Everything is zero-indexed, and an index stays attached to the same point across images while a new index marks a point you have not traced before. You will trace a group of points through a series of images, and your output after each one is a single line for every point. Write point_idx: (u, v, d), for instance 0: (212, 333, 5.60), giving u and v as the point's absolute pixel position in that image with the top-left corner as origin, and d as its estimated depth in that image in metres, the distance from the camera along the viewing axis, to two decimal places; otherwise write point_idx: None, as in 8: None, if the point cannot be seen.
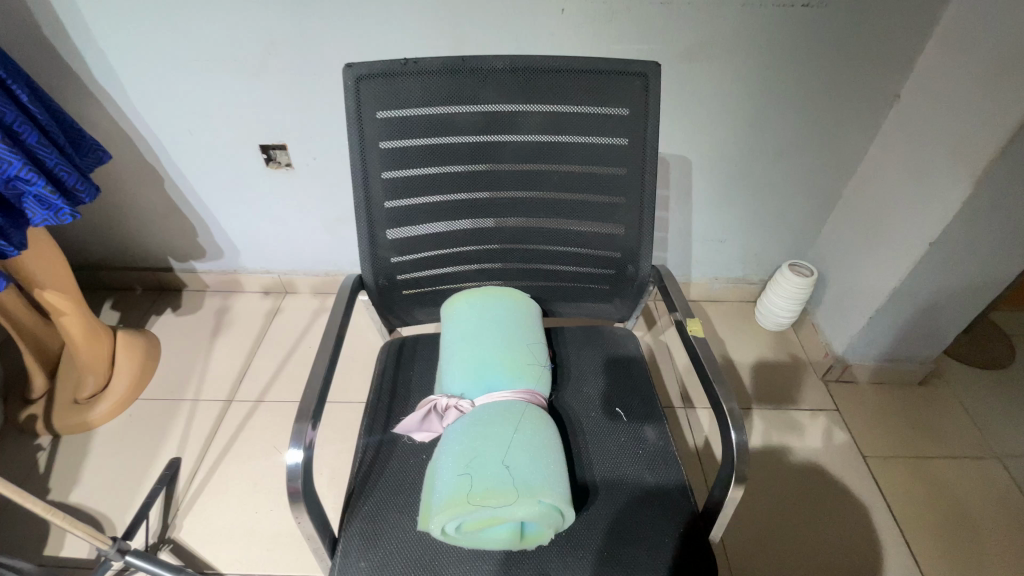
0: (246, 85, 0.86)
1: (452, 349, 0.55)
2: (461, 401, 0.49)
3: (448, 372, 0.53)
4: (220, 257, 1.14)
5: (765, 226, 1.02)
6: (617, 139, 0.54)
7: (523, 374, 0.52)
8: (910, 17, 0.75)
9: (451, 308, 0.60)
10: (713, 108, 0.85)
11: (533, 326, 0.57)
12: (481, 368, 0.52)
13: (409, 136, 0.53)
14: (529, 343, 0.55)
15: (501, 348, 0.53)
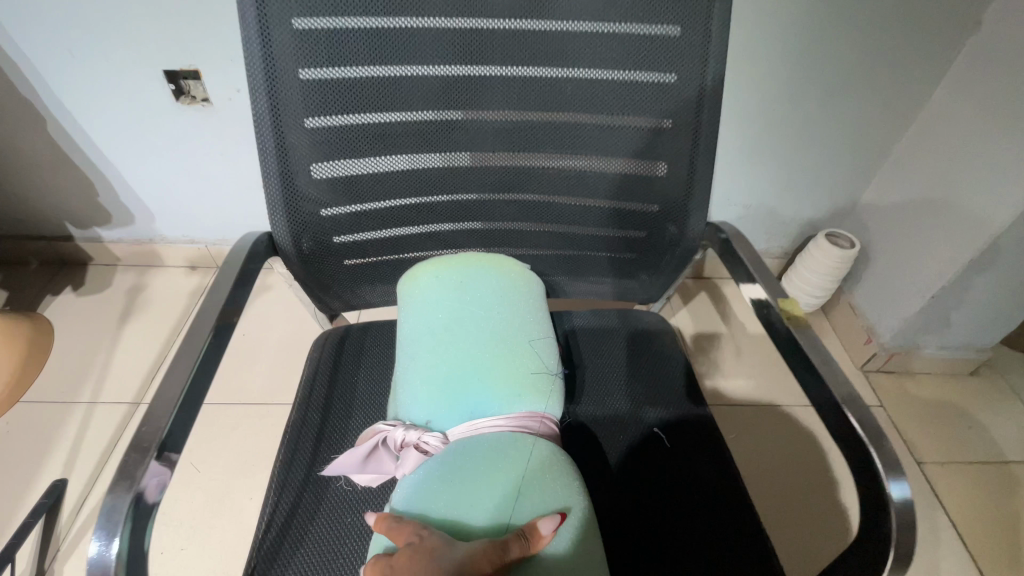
0: None
1: (413, 347, 0.38)
2: (426, 434, 0.34)
3: (406, 383, 0.37)
4: (131, 223, 0.92)
5: (796, 189, 0.85)
6: (667, 29, 0.36)
7: (522, 391, 0.36)
8: None
9: (407, 278, 0.42)
10: (753, 34, 0.67)
11: (531, 314, 0.40)
12: (461, 385, 0.36)
13: (339, 9, 0.33)
14: (529, 341, 0.38)
15: (491, 356, 0.37)
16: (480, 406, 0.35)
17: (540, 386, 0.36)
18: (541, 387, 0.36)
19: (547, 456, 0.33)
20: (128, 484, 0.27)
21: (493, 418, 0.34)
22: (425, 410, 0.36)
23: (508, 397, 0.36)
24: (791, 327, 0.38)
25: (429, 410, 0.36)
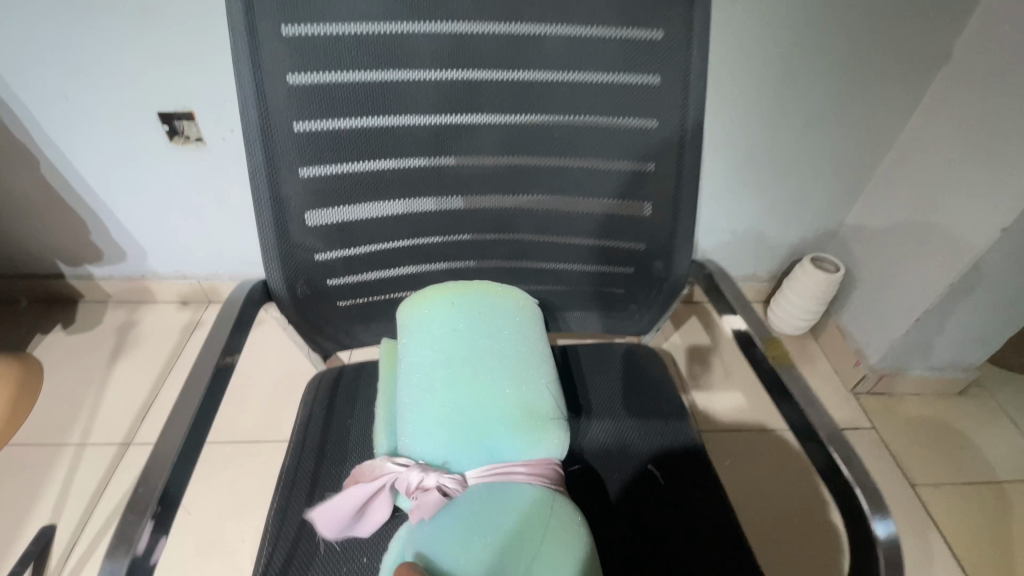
0: (136, 34, 0.65)
1: (429, 381, 0.37)
2: (450, 479, 0.34)
3: (412, 418, 0.37)
4: (123, 259, 0.92)
5: (782, 215, 0.87)
6: (648, 79, 0.37)
7: (534, 437, 0.36)
8: None
9: (420, 303, 0.41)
10: (732, 70, 0.70)
11: (551, 359, 0.40)
12: (476, 428, 0.36)
13: (333, 66, 0.34)
14: (546, 387, 0.39)
15: (510, 400, 0.37)
16: (493, 449, 0.36)
17: (554, 433, 0.37)
18: (555, 433, 0.37)
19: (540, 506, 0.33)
20: (125, 549, 0.27)
21: (510, 467, 0.35)
22: (434, 451, 0.36)
23: (521, 442, 0.36)
24: (776, 365, 0.38)
25: (439, 452, 0.36)
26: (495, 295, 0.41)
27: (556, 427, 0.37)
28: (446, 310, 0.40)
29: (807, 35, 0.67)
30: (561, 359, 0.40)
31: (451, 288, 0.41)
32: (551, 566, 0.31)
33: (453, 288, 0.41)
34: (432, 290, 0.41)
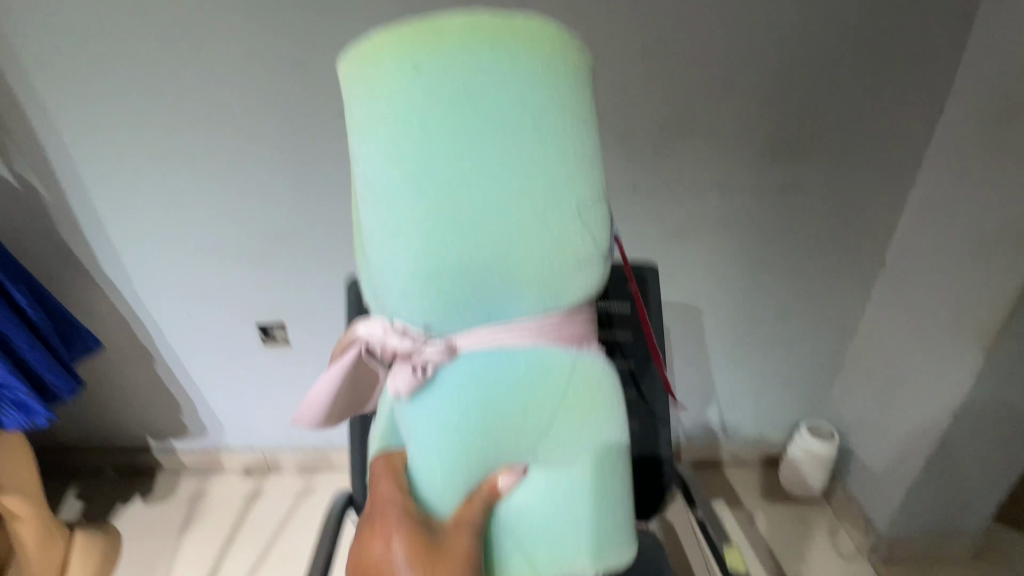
0: (248, 271, 0.87)
1: (401, 153, 0.33)
2: (429, 344, 0.35)
3: (389, 211, 0.34)
4: (202, 434, 1.07)
5: (775, 386, 0.98)
6: (619, 338, 0.60)
7: (531, 245, 0.34)
8: (883, 195, 0.80)
9: (384, 61, 0.33)
10: (708, 280, 0.87)
11: (546, 122, 0.34)
12: (465, 261, 0.34)
13: None
14: (541, 173, 0.34)
15: (503, 249, 0.34)
16: (492, 301, 0.35)
17: (552, 250, 0.35)
18: (555, 281, 0.35)
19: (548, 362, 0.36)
20: None
21: (512, 319, 0.36)
22: (421, 266, 0.34)
23: (515, 254, 0.34)
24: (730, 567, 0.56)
25: (427, 266, 0.34)
26: (476, 43, 0.33)
27: (558, 275, 0.35)
28: (414, 70, 0.32)
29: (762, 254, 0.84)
30: (562, 137, 0.34)
31: (413, 39, 0.33)
32: (563, 424, 0.36)
33: (423, 48, 0.33)
34: (395, 37, 0.33)
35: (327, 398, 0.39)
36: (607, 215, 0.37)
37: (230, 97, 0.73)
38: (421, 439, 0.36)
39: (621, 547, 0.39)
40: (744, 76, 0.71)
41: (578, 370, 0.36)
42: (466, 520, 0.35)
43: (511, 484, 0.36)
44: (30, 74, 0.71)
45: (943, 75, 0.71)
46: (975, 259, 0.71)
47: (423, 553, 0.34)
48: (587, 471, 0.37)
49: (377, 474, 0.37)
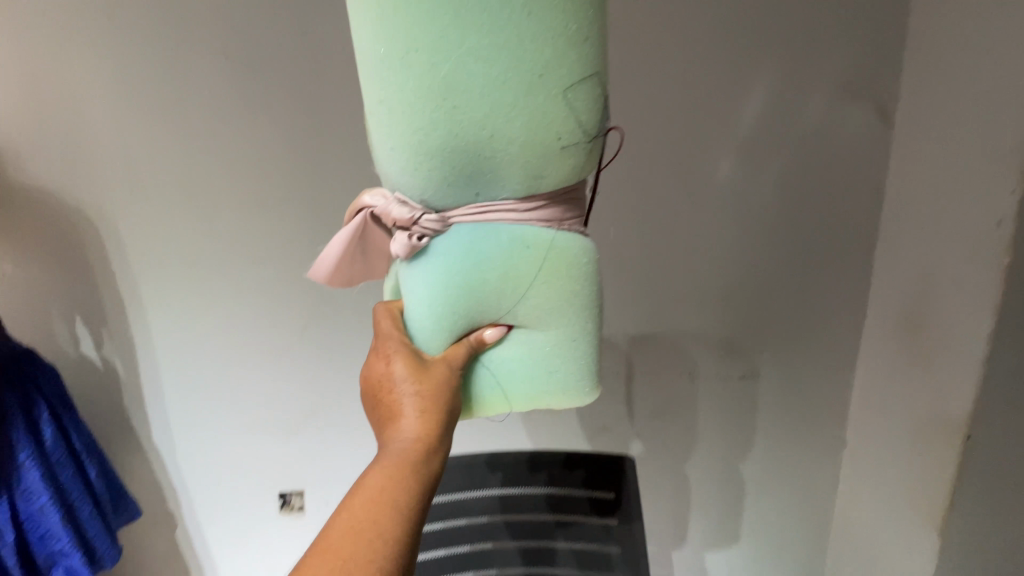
0: (283, 443, 0.98)
1: (401, 54, 0.40)
2: (425, 215, 0.46)
3: (390, 108, 0.42)
4: None
5: (767, 553, 1.08)
6: (606, 519, 0.72)
7: (511, 120, 0.41)
8: (828, 382, 0.97)
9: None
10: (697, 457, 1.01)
11: (527, 43, 0.40)
12: (455, 135, 0.42)
13: (445, 516, 0.72)
14: (524, 71, 0.40)
15: (486, 135, 0.42)
16: (478, 172, 0.44)
17: (532, 135, 0.42)
18: (534, 168, 0.44)
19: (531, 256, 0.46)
20: None
21: (499, 201, 0.46)
22: (417, 136, 0.42)
23: (498, 137, 0.42)
24: None
25: (425, 145, 0.43)
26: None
27: (537, 181, 0.45)
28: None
29: (737, 428, 1.00)
30: (539, 77, 0.41)
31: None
32: (536, 295, 0.47)
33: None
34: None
35: (337, 251, 0.51)
36: (595, 97, 0.43)
37: (297, 306, 0.89)
38: (418, 297, 0.48)
39: (584, 387, 0.52)
40: (707, 293, 0.91)
41: (553, 246, 0.46)
42: (451, 357, 0.48)
43: (495, 336, 0.49)
44: (138, 290, 0.88)
45: (856, 286, 0.92)
46: (910, 447, 0.84)
47: (417, 372, 0.47)
48: (549, 333, 0.50)
49: (380, 316, 0.51)
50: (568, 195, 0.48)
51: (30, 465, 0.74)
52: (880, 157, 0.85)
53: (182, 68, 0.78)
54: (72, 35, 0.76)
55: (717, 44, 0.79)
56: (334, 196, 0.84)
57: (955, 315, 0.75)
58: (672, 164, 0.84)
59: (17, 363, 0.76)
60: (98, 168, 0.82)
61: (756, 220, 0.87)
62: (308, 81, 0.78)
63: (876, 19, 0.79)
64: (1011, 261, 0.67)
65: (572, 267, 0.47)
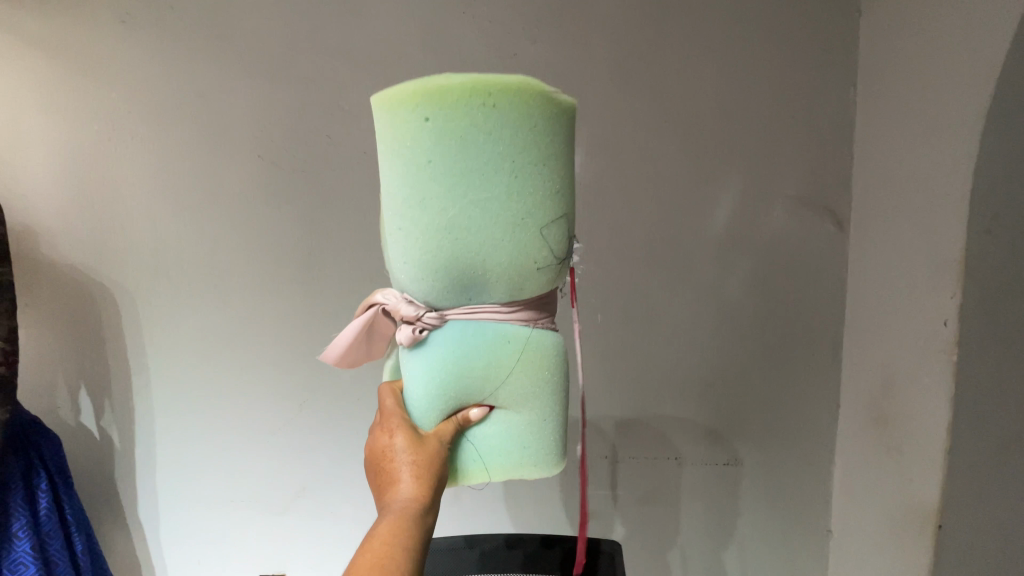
0: (273, 520, 0.94)
1: (415, 182, 0.48)
2: (425, 313, 0.52)
3: (402, 233, 0.50)
4: None
5: None
6: None
7: (501, 250, 0.49)
8: (810, 473, 1.00)
9: (404, 108, 0.47)
10: (687, 547, 1.01)
11: (519, 185, 0.48)
12: (453, 259, 0.49)
13: None
14: (512, 213, 0.49)
15: (479, 256, 0.49)
16: (470, 284, 0.51)
17: (516, 261, 0.50)
18: (517, 282, 0.51)
19: (513, 350, 0.52)
20: None
21: (486, 304, 0.53)
22: (422, 256, 0.50)
23: (488, 261, 0.49)
24: None
25: (428, 263, 0.50)
26: (472, 102, 0.46)
27: (517, 291, 0.52)
28: (423, 119, 0.47)
29: (724, 515, 1.00)
30: (529, 213, 0.49)
31: (423, 95, 0.46)
32: (516, 384, 0.53)
33: (429, 103, 0.46)
34: (411, 91, 0.46)
35: (349, 337, 0.58)
36: (564, 231, 0.52)
37: (301, 384, 0.91)
38: (416, 378, 0.54)
39: (556, 464, 0.57)
40: (691, 380, 0.96)
41: (531, 341, 0.53)
42: (442, 433, 0.54)
43: (479, 415, 0.55)
44: (146, 362, 0.89)
45: (827, 378, 0.98)
46: (892, 540, 0.86)
47: (413, 443, 0.53)
48: (526, 415, 0.55)
49: (384, 393, 0.57)
50: (544, 300, 0.55)
51: (22, 536, 0.75)
52: (839, 260, 0.96)
53: (220, 161, 0.86)
54: (125, 128, 0.84)
55: (691, 161, 0.91)
56: (344, 279, 0.90)
57: (921, 406, 0.81)
58: (656, 260, 0.92)
59: (23, 433, 0.79)
60: (127, 245, 0.87)
61: (734, 313, 0.94)
62: (331, 179, 0.88)
63: (823, 148, 0.94)
64: (959, 357, 0.75)
65: (549, 357, 0.54)
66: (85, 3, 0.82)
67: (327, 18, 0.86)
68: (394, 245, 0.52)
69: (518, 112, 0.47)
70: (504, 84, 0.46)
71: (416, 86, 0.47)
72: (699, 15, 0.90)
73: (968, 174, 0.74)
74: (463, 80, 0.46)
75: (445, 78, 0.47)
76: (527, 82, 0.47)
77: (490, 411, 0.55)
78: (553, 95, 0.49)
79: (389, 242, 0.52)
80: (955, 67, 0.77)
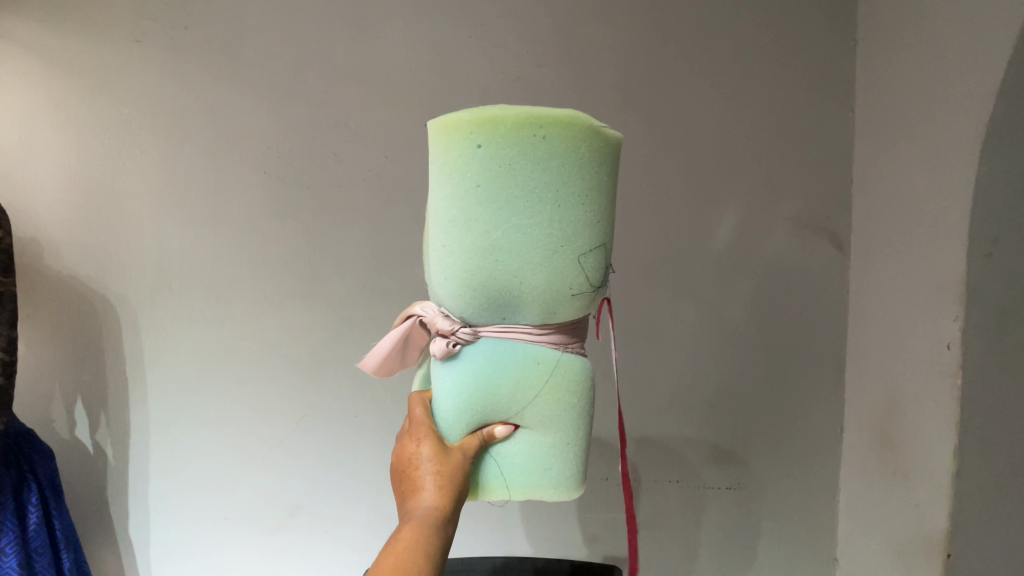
0: (264, 539, 0.92)
1: (462, 202, 0.49)
2: (461, 328, 0.52)
3: (444, 250, 0.50)
4: None
5: None
6: None
7: (538, 275, 0.49)
8: (815, 497, 0.98)
9: (457, 134, 0.48)
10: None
11: (561, 213, 0.49)
12: (491, 280, 0.50)
13: None
14: (553, 239, 0.49)
15: (517, 279, 0.49)
16: (505, 304, 0.51)
17: (552, 285, 0.50)
18: (551, 308, 0.51)
19: (543, 369, 0.52)
20: None
21: (519, 323, 0.53)
22: (461, 274, 0.50)
23: (525, 284, 0.50)
24: None
25: (467, 282, 0.50)
26: (524, 133, 0.47)
27: (551, 316, 0.52)
28: (475, 146, 0.47)
29: (729, 542, 0.97)
30: (568, 242, 0.49)
31: (477, 123, 0.47)
32: (543, 404, 0.53)
33: (482, 131, 0.47)
34: (466, 119, 0.47)
35: (387, 346, 0.57)
36: (602, 261, 0.52)
37: (299, 400, 0.90)
38: (445, 391, 0.53)
39: (576, 490, 0.56)
40: (695, 402, 0.94)
41: (561, 363, 0.53)
42: (467, 446, 0.53)
43: (504, 432, 0.54)
44: (145, 373, 0.88)
45: (832, 401, 0.97)
46: (901, 566, 0.84)
47: (438, 454, 0.52)
48: (551, 437, 0.54)
49: (413, 401, 0.56)
50: (576, 324, 0.55)
51: (9, 553, 0.74)
52: (841, 283, 0.96)
53: (227, 176, 0.87)
54: (135, 144, 0.86)
55: (693, 182, 0.92)
56: (345, 295, 0.90)
57: (927, 428, 0.80)
58: (659, 279, 0.92)
59: (16, 445, 0.78)
60: (131, 258, 0.87)
61: (737, 334, 0.94)
62: (336, 195, 0.89)
63: (823, 172, 0.95)
64: (963, 381, 0.75)
65: (578, 380, 0.53)
66: (103, 24, 0.85)
67: (337, 40, 0.88)
68: (433, 260, 0.52)
69: (567, 145, 0.48)
70: (555, 117, 0.47)
71: (471, 115, 0.48)
72: (699, 42, 0.92)
73: (967, 199, 0.75)
74: (517, 111, 0.47)
75: (499, 108, 0.48)
76: (577, 117, 0.48)
77: (516, 429, 0.54)
78: (601, 129, 0.49)
79: (430, 257, 0.52)
80: (953, 96, 0.79)
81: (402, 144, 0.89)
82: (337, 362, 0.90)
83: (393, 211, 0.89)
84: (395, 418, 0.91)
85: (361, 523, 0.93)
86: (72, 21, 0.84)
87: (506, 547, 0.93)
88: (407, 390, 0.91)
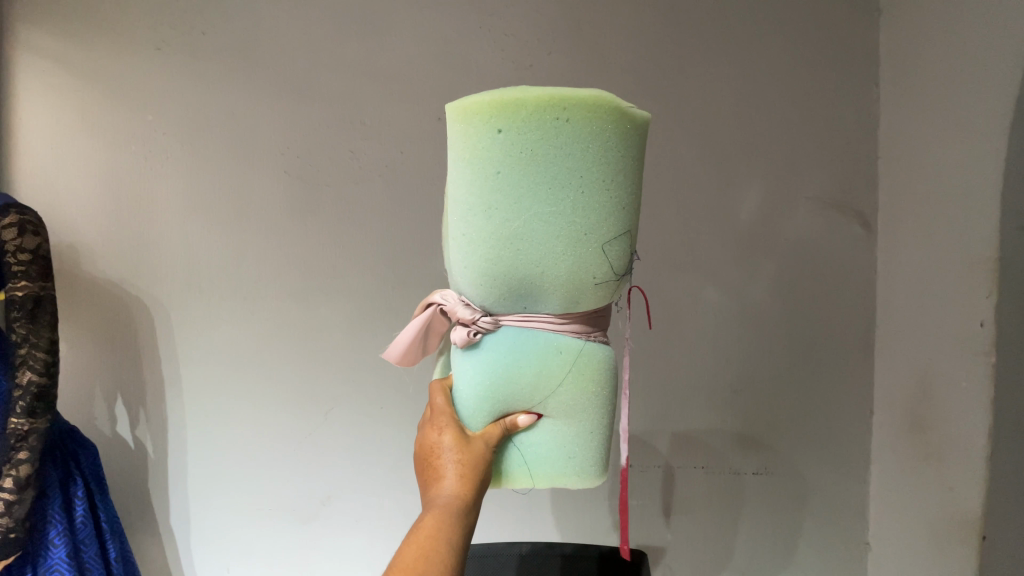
0: (295, 529, 0.95)
1: (482, 189, 0.49)
2: (481, 317, 0.53)
3: (464, 239, 0.51)
4: None
5: None
6: None
7: (560, 263, 0.49)
8: (845, 483, 0.96)
9: (477, 119, 0.48)
10: (720, 561, 0.96)
11: (584, 200, 0.49)
12: (512, 269, 0.50)
13: None
14: (576, 228, 0.49)
15: (539, 267, 0.50)
16: (527, 293, 0.52)
17: (575, 274, 0.50)
18: (574, 296, 0.51)
19: (565, 360, 0.52)
20: None
21: (540, 313, 0.53)
22: (482, 263, 0.50)
23: (548, 273, 0.50)
24: None
25: (488, 271, 0.50)
26: (547, 116, 0.47)
27: (573, 305, 0.52)
28: (495, 130, 0.48)
29: (756, 529, 0.96)
30: (591, 230, 0.49)
31: (498, 107, 0.47)
32: (567, 393, 0.53)
33: (503, 115, 0.47)
34: (487, 102, 0.47)
35: (417, 331, 0.58)
36: (626, 249, 0.52)
37: (326, 394, 0.92)
38: (466, 379, 0.54)
39: (597, 476, 0.56)
40: (719, 387, 0.93)
41: (583, 352, 0.53)
42: (489, 435, 0.53)
43: (527, 422, 0.54)
44: (179, 369, 0.91)
45: (859, 386, 0.95)
46: (935, 546, 0.83)
47: (459, 443, 0.53)
48: (574, 427, 0.54)
49: (435, 390, 0.57)
50: (598, 313, 0.55)
51: (59, 543, 0.78)
52: (868, 263, 0.93)
53: (249, 177, 0.89)
54: (159, 149, 0.88)
55: (711, 165, 0.90)
56: (365, 288, 0.91)
57: (959, 407, 0.79)
58: (679, 265, 0.91)
59: (61, 441, 0.82)
60: (160, 259, 0.90)
61: (762, 319, 0.93)
62: (354, 194, 0.90)
63: (846, 150, 0.92)
64: (997, 358, 0.74)
65: (601, 369, 0.54)
66: (124, 33, 0.87)
67: (349, 38, 0.89)
68: (453, 247, 0.52)
69: (593, 127, 0.48)
70: (580, 98, 0.47)
71: (492, 98, 0.48)
72: (714, 22, 0.91)
73: (999, 172, 0.73)
74: (540, 93, 0.47)
75: (521, 91, 0.48)
76: (603, 98, 0.48)
77: (538, 419, 0.54)
78: (629, 110, 0.49)
79: (449, 245, 0.53)
80: (983, 65, 0.76)
81: (416, 138, 0.90)
82: (361, 356, 0.92)
83: (409, 206, 0.91)
84: (418, 408, 0.93)
85: (389, 512, 0.95)
86: (95, 33, 0.87)
87: (533, 534, 0.94)
88: (428, 380, 0.93)
